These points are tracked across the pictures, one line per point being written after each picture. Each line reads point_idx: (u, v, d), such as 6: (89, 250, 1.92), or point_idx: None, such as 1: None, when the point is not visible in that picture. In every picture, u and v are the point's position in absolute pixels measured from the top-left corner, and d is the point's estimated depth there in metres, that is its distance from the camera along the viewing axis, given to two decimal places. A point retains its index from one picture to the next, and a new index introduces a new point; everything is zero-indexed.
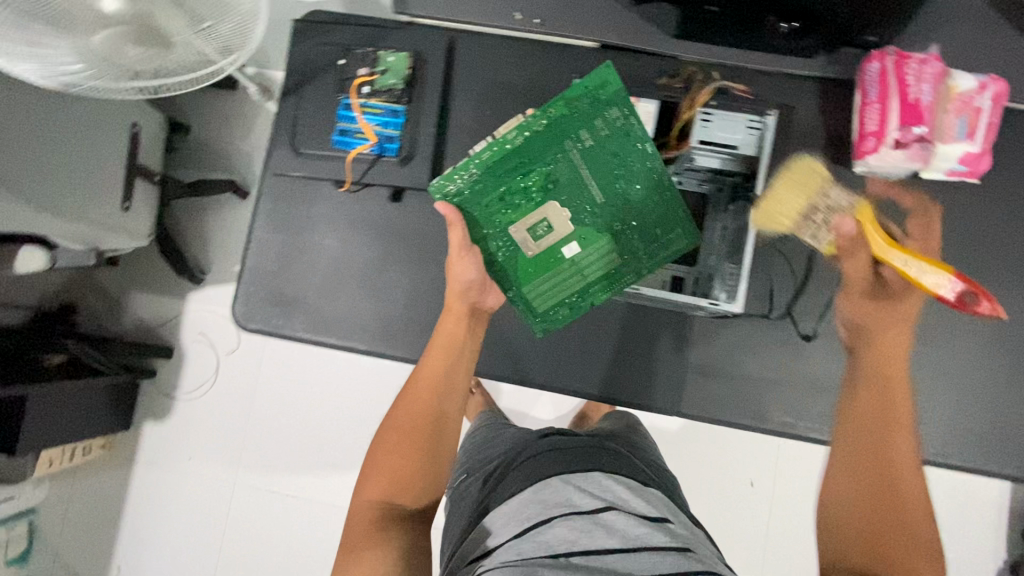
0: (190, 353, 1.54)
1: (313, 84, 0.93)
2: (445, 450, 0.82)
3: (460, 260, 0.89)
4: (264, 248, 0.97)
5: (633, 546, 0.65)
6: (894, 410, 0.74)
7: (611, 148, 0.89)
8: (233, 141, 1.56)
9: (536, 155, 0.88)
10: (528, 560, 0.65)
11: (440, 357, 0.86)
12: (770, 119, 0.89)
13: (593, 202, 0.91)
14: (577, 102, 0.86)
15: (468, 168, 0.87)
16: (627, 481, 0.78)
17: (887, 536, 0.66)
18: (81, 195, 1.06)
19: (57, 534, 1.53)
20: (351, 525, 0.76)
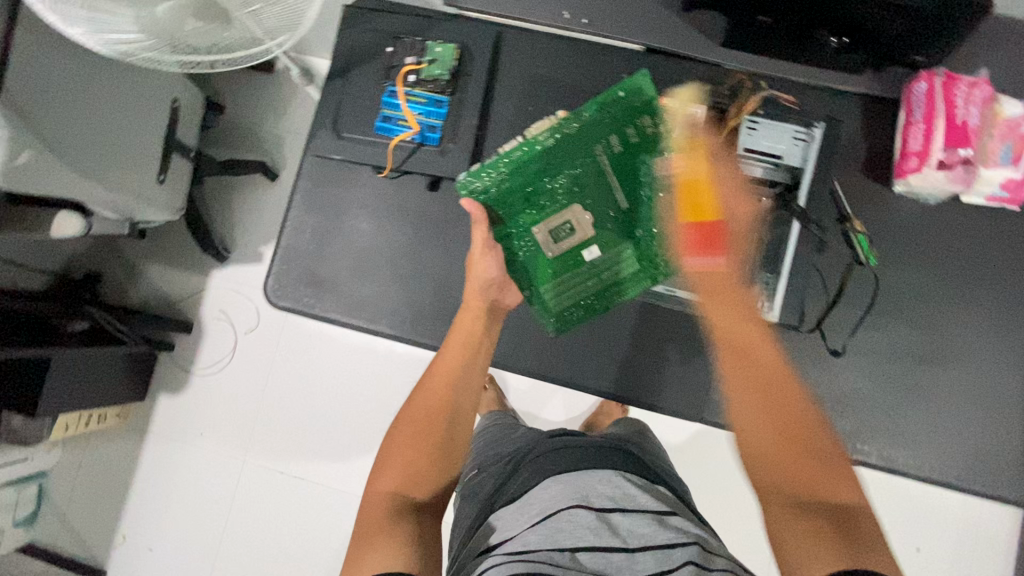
0: (209, 330, 1.56)
1: (360, 69, 0.96)
2: (460, 443, 0.79)
3: (483, 258, 0.91)
4: (302, 228, 1.01)
5: (641, 546, 0.66)
6: (763, 374, 0.70)
7: (639, 156, 0.93)
8: (266, 122, 1.58)
9: (565, 160, 0.93)
10: (534, 553, 0.63)
11: (459, 348, 0.85)
12: (817, 131, 0.93)
13: (616, 208, 0.98)
14: (610, 107, 0.87)
15: (497, 167, 0.89)
16: (637, 482, 0.77)
17: (813, 474, 0.65)
18: (122, 165, 1.08)
19: (67, 499, 1.55)
20: (363, 519, 0.70)
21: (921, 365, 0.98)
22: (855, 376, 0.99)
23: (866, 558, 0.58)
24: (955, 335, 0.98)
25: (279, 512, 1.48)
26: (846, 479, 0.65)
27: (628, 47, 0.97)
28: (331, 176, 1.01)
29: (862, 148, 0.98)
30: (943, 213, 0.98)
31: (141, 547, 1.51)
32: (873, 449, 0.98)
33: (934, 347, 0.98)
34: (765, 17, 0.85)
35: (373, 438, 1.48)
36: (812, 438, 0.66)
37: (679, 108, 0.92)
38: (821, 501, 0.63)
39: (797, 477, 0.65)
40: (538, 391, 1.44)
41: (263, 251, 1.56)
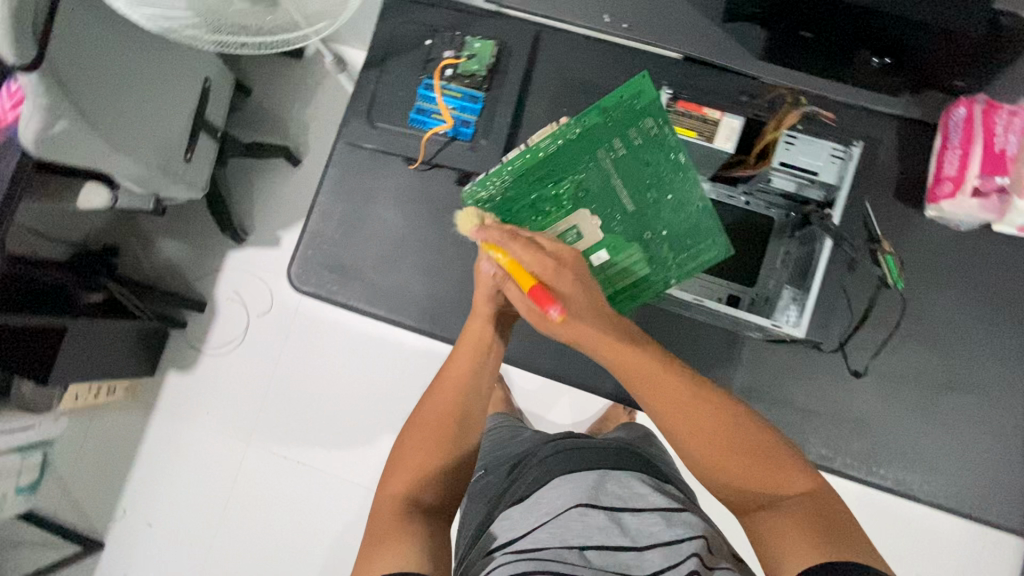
0: (222, 311, 1.56)
1: (396, 60, 0.96)
2: (469, 446, 0.78)
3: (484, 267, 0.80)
4: (329, 215, 1.01)
5: (649, 544, 0.66)
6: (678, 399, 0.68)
7: (644, 157, 0.85)
8: (292, 106, 1.59)
9: (568, 164, 0.83)
10: (542, 551, 0.63)
11: (466, 359, 0.80)
12: (855, 149, 0.87)
13: (624, 211, 0.86)
14: (611, 109, 0.82)
15: (501, 175, 0.81)
16: (647, 481, 0.76)
17: (763, 473, 0.66)
18: (153, 142, 1.08)
19: (70, 469, 1.55)
20: (374, 520, 0.70)
21: (939, 391, 0.98)
22: (871, 397, 0.98)
23: (835, 544, 0.59)
24: (974, 363, 0.98)
25: (280, 496, 1.48)
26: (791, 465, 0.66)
27: (666, 55, 0.97)
28: (359, 165, 1.01)
29: (895, 169, 0.98)
30: (971, 239, 0.97)
31: (142, 522, 1.52)
32: (887, 473, 0.98)
33: (953, 373, 0.98)
34: (807, 29, 0.85)
35: (379, 429, 1.48)
36: (748, 436, 0.67)
37: (717, 118, 0.89)
38: (780, 497, 0.65)
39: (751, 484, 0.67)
40: (546, 392, 1.43)
41: (281, 235, 1.56)
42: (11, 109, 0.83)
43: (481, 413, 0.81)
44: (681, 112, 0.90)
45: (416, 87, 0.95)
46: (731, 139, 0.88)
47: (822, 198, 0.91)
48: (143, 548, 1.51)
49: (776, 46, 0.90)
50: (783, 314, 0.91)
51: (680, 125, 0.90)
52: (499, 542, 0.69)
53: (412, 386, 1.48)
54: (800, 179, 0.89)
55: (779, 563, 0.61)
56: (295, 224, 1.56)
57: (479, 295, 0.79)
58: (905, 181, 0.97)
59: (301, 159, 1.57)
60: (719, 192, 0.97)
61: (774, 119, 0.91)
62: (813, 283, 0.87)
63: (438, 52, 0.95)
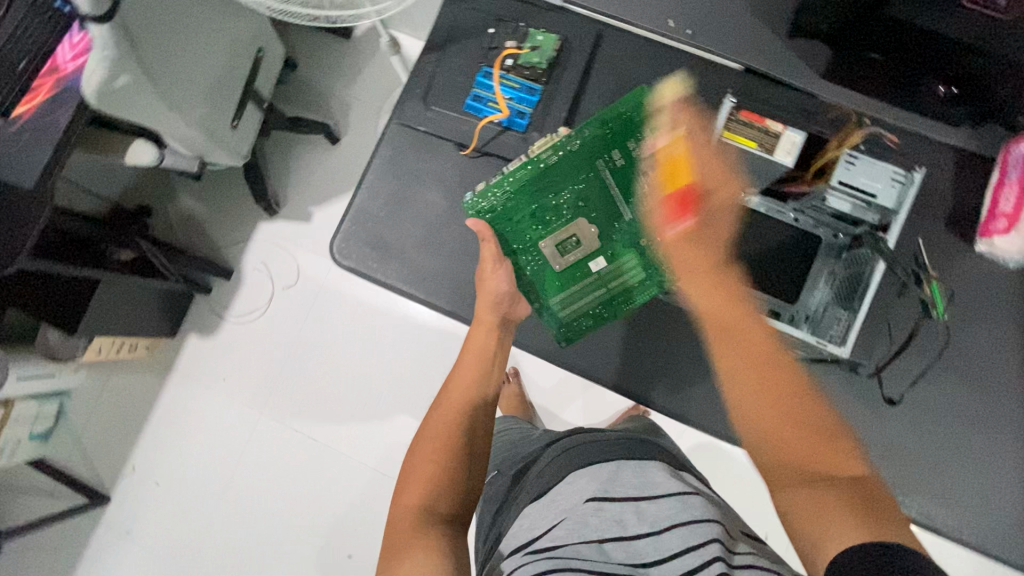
0: (248, 280, 1.57)
1: (459, 45, 1.04)
2: (480, 452, 0.76)
3: (494, 272, 0.91)
4: (375, 192, 1.06)
5: (665, 525, 0.59)
6: (754, 345, 0.69)
7: (641, 168, 0.94)
8: (336, 85, 1.60)
9: (568, 175, 0.94)
10: (560, 549, 0.57)
11: (473, 363, 0.84)
12: (917, 175, 0.88)
13: (622, 219, 0.96)
14: (612, 122, 0.91)
15: (502, 186, 0.92)
16: (661, 464, 0.69)
17: (819, 452, 0.63)
18: (207, 106, 1.10)
19: (83, 421, 1.56)
20: (391, 537, 0.65)
21: (968, 426, 0.97)
22: (896, 425, 0.99)
23: (886, 530, 0.55)
24: (1004, 401, 0.97)
25: (287, 469, 1.49)
26: (850, 454, 0.63)
27: (728, 66, 1.01)
28: (409, 146, 1.06)
29: (935, 200, 0.99)
30: (1009, 277, 0.97)
31: (149, 482, 1.53)
32: (908, 503, 0.97)
33: (982, 409, 0.97)
34: (876, 52, 0.89)
35: (392, 410, 1.49)
36: (809, 413, 0.65)
37: (779, 131, 0.92)
38: (829, 476, 0.61)
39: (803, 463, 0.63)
40: (562, 391, 1.41)
41: (313, 211, 1.57)
42: (72, 59, 0.89)
43: (488, 418, 0.80)
44: (744, 121, 0.93)
45: (474, 74, 1.02)
46: (791, 153, 0.92)
47: (878, 221, 0.91)
48: (148, 505, 1.52)
49: (839, 65, 0.95)
50: (828, 333, 0.91)
51: (741, 134, 0.93)
52: (518, 543, 0.63)
53: (429, 371, 1.48)
54: (858, 200, 0.90)
55: (819, 542, 0.57)
56: (328, 201, 1.57)
57: (484, 303, 0.91)
58: (948, 212, 0.98)
59: (339, 138, 1.57)
60: (770, 207, 0.95)
61: (837, 137, 0.95)
62: (863, 304, 0.88)
63: (500, 39, 1.02)
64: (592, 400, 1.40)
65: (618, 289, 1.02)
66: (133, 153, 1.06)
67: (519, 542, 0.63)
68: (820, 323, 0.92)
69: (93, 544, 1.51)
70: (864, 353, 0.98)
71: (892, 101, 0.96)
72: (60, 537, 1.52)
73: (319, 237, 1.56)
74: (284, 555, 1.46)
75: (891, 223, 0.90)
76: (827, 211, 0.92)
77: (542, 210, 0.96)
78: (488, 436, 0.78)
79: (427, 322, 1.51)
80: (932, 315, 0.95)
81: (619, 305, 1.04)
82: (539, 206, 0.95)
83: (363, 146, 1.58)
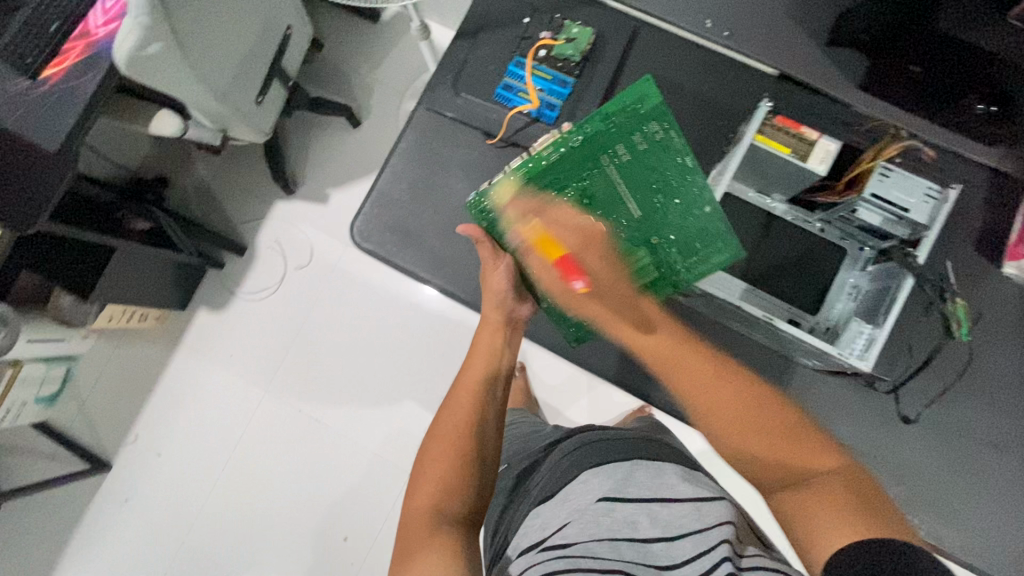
0: (261, 258, 1.57)
1: (492, 34, 1.07)
2: (491, 450, 0.76)
3: (494, 268, 0.88)
4: (398, 175, 1.10)
5: (680, 532, 0.59)
6: (720, 395, 0.68)
7: (648, 161, 0.88)
8: (361, 68, 1.59)
9: (573, 170, 0.88)
10: (571, 547, 0.57)
11: (481, 363, 0.82)
12: (952, 193, 0.85)
13: (629, 216, 0.90)
14: (615, 116, 0.86)
15: (504, 183, 0.87)
16: (677, 468, 0.67)
17: (791, 451, 0.64)
18: (235, 80, 1.10)
19: (90, 388, 1.57)
20: (404, 538, 0.65)
21: (972, 448, 0.98)
22: (896, 436, 1.01)
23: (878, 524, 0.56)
24: (1011, 426, 0.97)
25: (289, 449, 1.50)
26: (824, 447, 0.64)
27: (762, 69, 1.03)
28: (436, 131, 1.09)
29: (957, 218, 0.99)
30: None
31: (151, 452, 1.53)
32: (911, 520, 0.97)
33: (986, 429, 0.98)
34: (916, 64, 0.91)
35: (396, 397, 1.49)
36: (768, 412, 0.66)
37: (814, 138, 0.88)
38: (809, 472, 0.63)
39: (779, 464, 0.65)
40: (569, 388, 1.40)
41: (330, 194, 1.56)
42: (103, 25, 0.90)
43: (497, 417, 0.80)
44: (777, 126, 0.90)
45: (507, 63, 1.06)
46: (825, 161, 0.87)
47: (909, 237, 0.89)
48: (149, 476, 1.52)
49: (878, 78, 0.95)
50: (849, 348, 0.88)
51: (774, 140, 0.89)
52: (530, 541, 0.63)
53: (436, 360, 1.48)
54: (888, 214, 0.87)
55: (814, 540, 0.58)
56: (346, 184, 1.56)
57: (489, 301, 0.88)
58: (969, 233, 0.98)
59: (361, 122, 1.57)
60: (796, 215, 1.02)
61: (873, 147, 0.94)
62: (886, 319, 0.85)
63: (534, 32, 1.05)
64: (598, 400, 1.40)
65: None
66: (158, 122, 1.04)
67: (530, 540, 0.63)
68: (842, 337, 0.91)
69: (92, 510, 1.52)
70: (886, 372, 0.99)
71: (932, 115, 0.95)
72: (59, 501, 1.52)
73: (334, 220, 1.56)
74: (281, 534, 1.46)
75: (922, 239, 0.87)
76: (854, 224, 0.94)
77: None
78: (497, 435, 0.79)
79: (437, 311, 1.50)
80: (955, 335, 0.93)
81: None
82: None
83: (385, 132, 1.57)
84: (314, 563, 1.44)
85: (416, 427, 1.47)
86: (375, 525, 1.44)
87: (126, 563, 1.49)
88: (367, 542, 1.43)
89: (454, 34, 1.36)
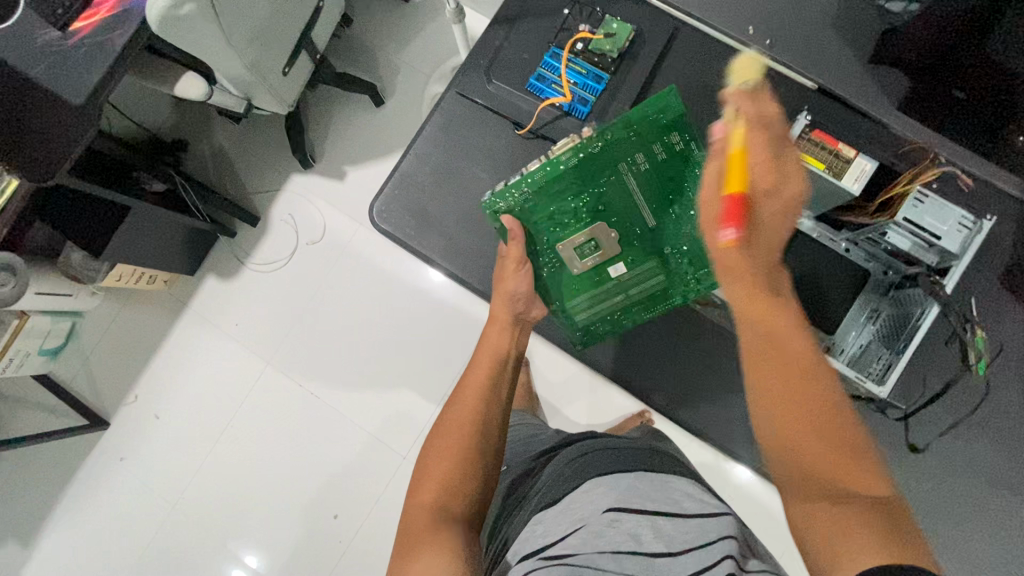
0: (273, 230, 1.56)
1: (529, 24, 1.08)
2: (495, 448, 0.76)
3: (515, 271, 0.92)
4: (423, 158, 1.11)
5: (684, 548, 0.58)
6: (794, 377, 0.62)
7: (668, 172, 0.91)
8: (389, 46, 1.57)
9: (590, 177, 0.91)
10: (575, 557, 0.57)
11: (486, 362, 0.84)
12: (985, 224, 0.86)
13: (644, 225, 0.94)
14: (637, 122, 0.87)
15: (521, 186, 0.90)
16: (683, 486, 0.68)
17: (838, 464, 0.59)
18: (264, 49, 1.09)
19: (94, 344, 1.57)
20: (405, 535, 0.65)
21: (969, 480, 1.00)
22: (890, 459, 1.03)
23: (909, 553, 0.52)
24: (1009, 459, 0.98)
25: (286, 422, 1.50)
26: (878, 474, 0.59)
27: (803, 82, 1.01)
28: (463, 115, 1.11)
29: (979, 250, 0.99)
30: None
31: (149, 415, 1.54)
32: None
33: (982, 461, 0.99)
34: (961, 89, 0.91)
35: (398, 381, 1.48)
36: (833, 419, 0.61)
37: (851, 156, 0.90)
38: (853, 492, 0.58)
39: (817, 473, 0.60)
40: (571, 387, 1.40)
41: (347, 171, 1.55)
42: None
43: (502, 413, 0.80)
44: (814, 142, 0.92)
45: (542, 54, 1.07)
46: (859, 180, 0.89)
47: (936, 264, 0.88)
48: (146, 437, 1.53)
49: (918, 99, 0.95)
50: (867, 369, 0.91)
51: (812, 155, 0.91)
52: (530, 547, 0.63)
53: (440, 347, 1.48)
54: (918, 240, 0.87)
55: (839, 557, 0.54)
56: (364, 163, 1.55)
57: (499, 302, 0.91)
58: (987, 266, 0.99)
59: (385, 102, 1.56)
60: (821, 233, 1.00)
61: (910, 171, 0.94)
62: (909, 348, 0.86)
63: (574, 24, 1.06)
64: (599, 401, 1.39)
65: (638, 296, 1.01)
66: (183, 84, 1.02)
67: (530, 547, 0.64)
68: (860, 357, 0.94)
69: (87, 467, 1.52)
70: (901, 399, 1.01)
71: (968, 143, 0.94)
72: (55, 455, 1.53)
73: (350, 198, 1.54)
74: (272, 506, 1.47)
75: (950, 267, 0.87)
76: (881, 246, 0.93)
77: (561, 212, 0.93)
78: (502, 433, 0.78)
79: (445, 298, 1.50)
80: (973, 367, 0.94)
81: (638, 311, 1.03)
82: (558, 208, 0.93)
83: (408, 113, 1.56)
84: (302, 540, 1.44)
85: (415, 413, 1.47)
86: (365, 507, 1.44)
87: (116, 522, 1.50)
88: (357, 522, 1.44)
89: (488, 21, 1.35)
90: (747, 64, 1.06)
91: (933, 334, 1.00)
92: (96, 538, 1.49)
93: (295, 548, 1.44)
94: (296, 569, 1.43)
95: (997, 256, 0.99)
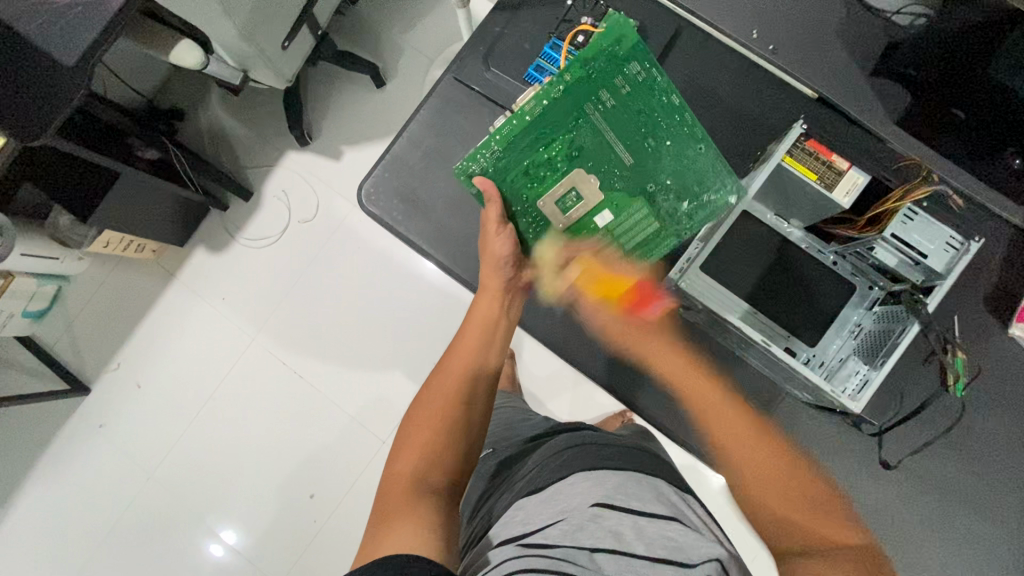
0: (266, 206, 1.54)
1: (531, 14, 1.08)
2: (479, 423, 0.76)
3: (497, 235, 0.94)
4: (414, 142, 1.11)
5: (662, 555, 0.57)
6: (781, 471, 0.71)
7: (636, 105, 0.85)
8: (393, 27, 1.55)
9: (555, 125, 0.86)
10: (554, 550, 0.57)
11: (477, 328, 0.87)
12: (973, 245, 0.88)
13: (623, 166, 0.91)
14: (592, 60, 0.80)
15: (490, 147, 0.89)
16: (668, 485, 0.68)
17: (811, 519, 0.66)
18: (261, 19, 1.06)
19: (79, 308, 1.56)
20: (384, 502, 0.65)
21: (943, 500, 1.00)
22: (865, 471, 1.03)
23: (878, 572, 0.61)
24: (985, 482, 0.99)
25: (269, 401, 1.49)
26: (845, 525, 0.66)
27: (801, 91, 1.03)
28: (459, 100, 1.11)
29: (968, 271, 1.00)
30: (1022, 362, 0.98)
31: (131, 383, 1.53)
32: None
33: (962, 482, 1.00)
34: (960, 106, 0.96)
35: (384, 364, 1.48)
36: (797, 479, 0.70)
37: (842, 169, 0.93)
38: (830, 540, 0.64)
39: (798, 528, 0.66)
40: (555, 381, 1.39)
41: (343, 150, 1.53)
42: None
43: (489, 388, 0.80)
44: (808, 151, 0.94)
45: (542, 43, 1.07)
46: (849, 195, 0.92)
47: (921, 282, 0.92)
48: (126, 405, 1.52)
49: (916, 114, 0.98)
50: (843, 385, 0.94)
51: (803, 165, 0.93)
52: (510, 533, 0.64)
53: (426, 332, 1.47)
54: (905, 257, 0.91)
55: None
56: (362, 142, 1.53)
57: (490, 267, 0.94)
58: (976, 288, 1.00)
59: (386, 83, 1.54)
60: (811, 243, 0.99)
61: (903, 186, 0.97)
62: (885, 363, 0.90)
63: (576, 15, 1.05)
64: (582, 396, 1.38)
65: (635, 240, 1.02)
66: (180, 51, 0.96)
67: (511, 533, 0.64)
68: (836, 372, 0.95)
69: (67, 432, 1.52)
70: (880, 411, 1.02)
71: (960, 162, 0.97)
72: (33, 419, 1.52)
73: (345, 178, 1.53)
74: (251, 482, 1.47)
75: (933, 287, 0.90)
76: (868, 260, 0.95)
77: (534, 166, 0.91)
78: (488, 404, 0.79)
79: (435, 285, 1.49)
80: (950, 389, 0.96)
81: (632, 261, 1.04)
82: (530, 162, 0.91)
83: (408, 95, 1.53)
84: (279, 515, 1.44)
85: (399, 398, 1.46)
86: (342, 489, 1.44)
87: (93, 487, 1.49)
88: (333, 502, 1.44)
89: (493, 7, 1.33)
90: (744, 68, 1.06)
91: (913, 350, 1.01)
92: (73, 503, 1.49)
93: (271, 524, 1.44)
94: (270, 546, 1.43)
95: (985, 279, 1.00)
